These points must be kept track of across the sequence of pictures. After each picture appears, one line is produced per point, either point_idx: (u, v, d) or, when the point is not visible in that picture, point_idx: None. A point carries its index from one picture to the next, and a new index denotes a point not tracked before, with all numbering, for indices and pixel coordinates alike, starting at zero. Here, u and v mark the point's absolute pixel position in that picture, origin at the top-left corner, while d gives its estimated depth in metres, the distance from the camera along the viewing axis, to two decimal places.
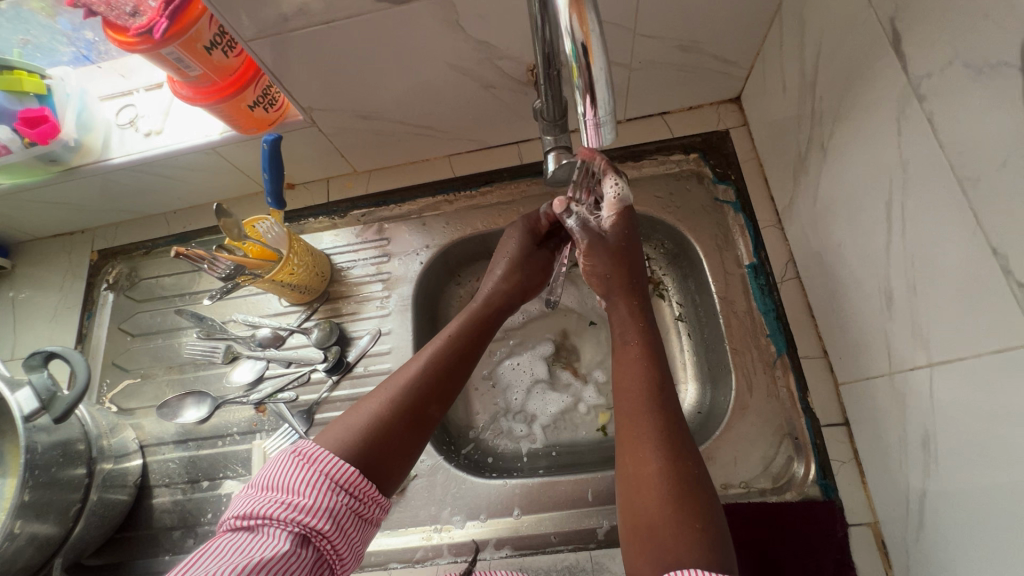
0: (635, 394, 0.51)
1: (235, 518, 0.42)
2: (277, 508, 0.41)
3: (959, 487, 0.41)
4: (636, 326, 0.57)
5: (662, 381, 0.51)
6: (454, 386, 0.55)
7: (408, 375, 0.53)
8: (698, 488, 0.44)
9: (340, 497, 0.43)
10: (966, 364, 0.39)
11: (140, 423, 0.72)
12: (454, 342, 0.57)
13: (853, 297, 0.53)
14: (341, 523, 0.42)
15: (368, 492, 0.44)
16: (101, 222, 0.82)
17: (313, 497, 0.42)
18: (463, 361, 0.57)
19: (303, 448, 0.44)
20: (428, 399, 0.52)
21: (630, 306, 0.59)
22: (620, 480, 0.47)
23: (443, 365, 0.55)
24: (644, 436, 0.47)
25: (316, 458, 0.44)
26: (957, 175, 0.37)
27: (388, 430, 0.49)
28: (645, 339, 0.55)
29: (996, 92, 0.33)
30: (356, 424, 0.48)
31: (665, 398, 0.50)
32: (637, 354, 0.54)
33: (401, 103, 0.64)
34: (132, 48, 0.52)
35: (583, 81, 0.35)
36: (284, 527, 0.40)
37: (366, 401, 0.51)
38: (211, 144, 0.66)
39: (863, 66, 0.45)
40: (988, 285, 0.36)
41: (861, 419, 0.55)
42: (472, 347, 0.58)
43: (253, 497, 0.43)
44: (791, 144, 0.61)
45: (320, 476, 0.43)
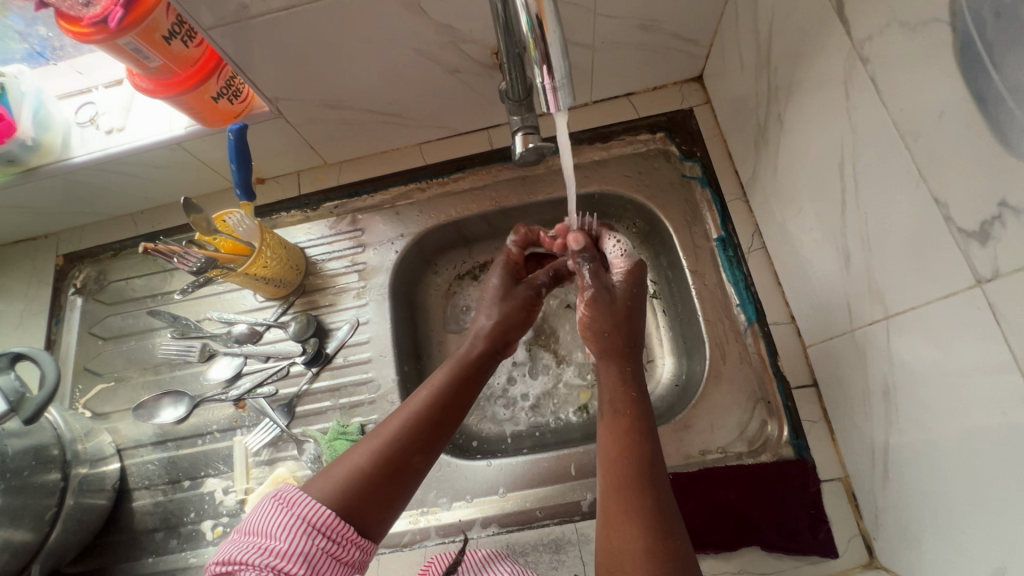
0: (626, 470, 0.50)
1: (215, 565, 0.42)
2: (253, 553, 0.42)
3: (919, 432, 0.43)
4: (627, 395, 0.55)
5: (651, 460, 0.51)
6: (441, 435, 0.53)
7: (390, 427, 0.52)
8: (683, 569, 0.44)
9: (316, 540, 0.44)
10: (919, 313, 0.41)
11: (116, 427, 0.71)
12: (440, 391, 0.55)
13: (814, 261, 0.55)
14: (317, 566, 0.43)
15: (346, 534, 0.45)
16: (65, 226, 0.80)
17: (289, 542, 0.43)
18: (449, 411, 0.55)
19: (284, 493, 0.46)
20: (412, 448, 0.51)
21: (622, 370, 0.57)
22: (600, 548, 0.47)
23: (427, 421, 0.53)
24: (632, 514, 0.47)
25: (295, 502, 0.45)
26: (900, 130, 0.39)
27: (370, 482, 0.48)
28: (637, 412, 0.54)
29: (931, 50, 0.35)
30: (339, 474, 0.48)
31: (655, 477, 0.49)
32: (629, 430, 0.53)
33: (368, 90, 0.64)
34: (88, 38, 0.51)
35: (539, 53, 0.36)
36: (259, 571, 0.41)
37: (351, 451, 0.51)
38: (175, 138, 0.65)
39: (812, 35, 0.47)
40: (934, 235, 0.38)
41: (828, 378, 0.57)
42: (458, 399, 0.56)
43: (232, 546, 0.43)
44: (751, 118, 0.63)
45: (297, 520, 0.44)
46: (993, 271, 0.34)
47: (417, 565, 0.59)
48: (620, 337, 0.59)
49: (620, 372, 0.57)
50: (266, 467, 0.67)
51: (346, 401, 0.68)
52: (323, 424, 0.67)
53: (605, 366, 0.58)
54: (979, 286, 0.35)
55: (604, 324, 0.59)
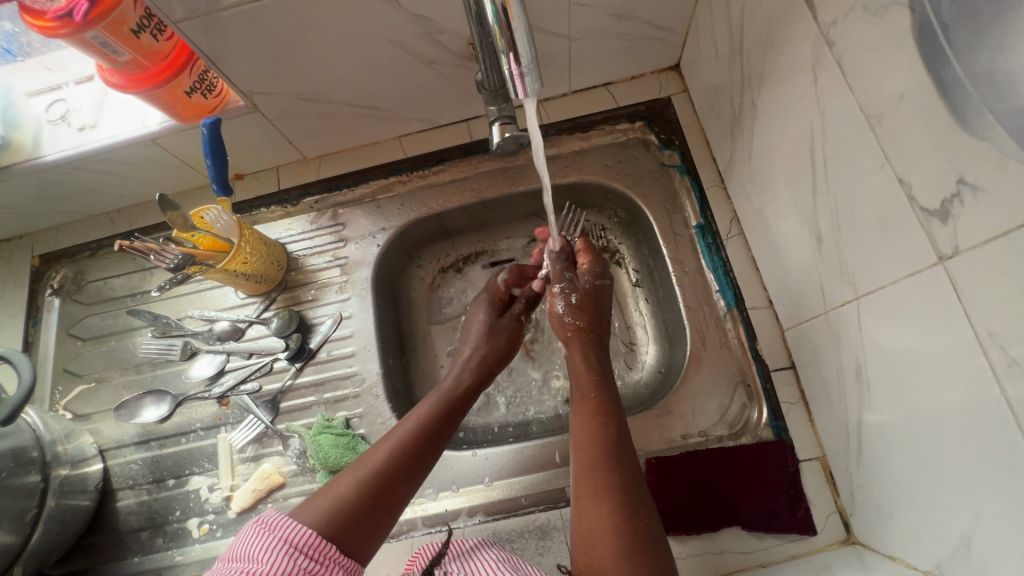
0: (593, 452, 0.53)
1: None
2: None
3: (890, 408, 0.44)
4: (591, 380, 0.59)
5: (618, 440, 0.54)
6: (424, 467, 0.54)
7: (375, 458, 0.52)
8: (650, 546, 0.47)
9: (298, 560, 0.43)
10: (886, 293, 0.42)
11: (98, 428, 0.70)
12: (425, 422, 0.56)
13: (789, 246, 0.56)
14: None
15: (329, 553, 0.44)
16: (40, 226, 0.79)
17: (271, 563, 0.42)
18: (433, 441, 0.55)
19: (268, 518, 0.46)
20: (397, 478, 0.51)
21: (583, 350, 0.62)
22: (576, 536, 0.51)
23: (413, 445, 0.54)
24: (600, 493, 0.50)
25: (278, 525, 0.45)
26: (866, 113, 0.39)
27: (354, 512, 0.48)
28: (603, 395, 0.58)
29: (893, 32, 0.35)
30: (327, 504, 0.48)
31: (622, 456, 0.53)
32: (595, 412, 0.56)
33: (344, 82, 0.64)
34: (53, 33, 0.51)
35: (506, 42, 0.36)
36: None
37: (335, 482, 0.50)
38: (149, 135, 0.64)
39: (781, 21, 0.47)
40: (899, 215, 0.38)
41: (805, 360, 0.58)
42: (442, 426, 0.57)
43: (213, 574, 0.42)
44: (727, 105, 0.63)
45: (278, 541, 0.43)
46: (953, 248, 0.35)
47: (404, 556, 0.60)
48: (582, 322, 0.63)
49: (580, 350, 0.62)
50: (251, 463, 0.67)
51: (331, 396, 0.68)
52: (308, 419, 0.67)
53: (569, 349, 0.63)
54: (941, 263, 0.36)
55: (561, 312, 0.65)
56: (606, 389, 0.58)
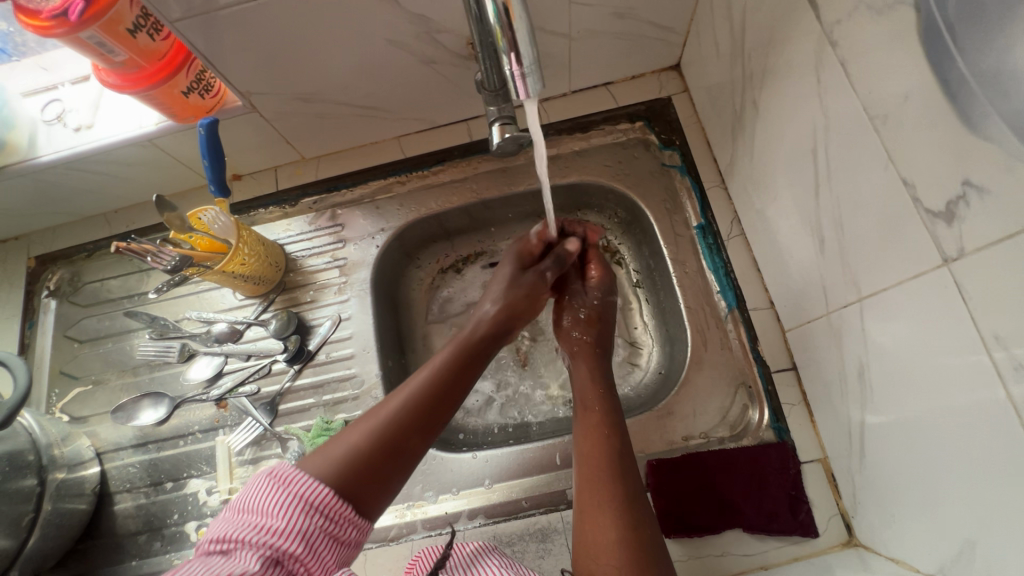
0: (596, 464, 0.53)
1: (208, 543, 0.40)
2: (249, 531, 0.41)
3: (893, 410, 0.44)
4: (596, 390, 0.60)
5: (621, 453, 0.54)
6: (440, 419, 0.52)
7: (389, 408, 0.51)
8: (653, 559, 0.47)
9: (314, 518, 0.42)
10: (890, 295, 0.41)
11: (95, 430, 0.70)
12: (442, 371, 0.55)
13: (791, 247, 0.56)
14: (315, 545, 0.42)
15: (344, 512, 0.44)
16: (36, 227, 0.78)
17: (287, 520, 0.41)
18: (450, 393, 0.53)
19: (280, 470, 0.44)
20: (411, 430, 0.50)
21: (588, 363, 0.63)
22: (578, 546, 0.50)
23: (429, 395, 0.52)
24: (603, 506, 0.50)
25: (292, 480, 0.43)
26: (870, 113, 0.39)
27: (366, 465, 0.47)
28: (605, 405, 0.58)
29: (898, 32, 0.35)
30: (338, 454, 0.47)
31: (627, 469, 0.53)
32: (598, 423, 0.56)
33: (343, 82, 0.63)
34: (48, 32, 0.50)
35: (507, 42, 0.36)
36: (255, 549, 0.40)
37: (347, 432, 0.49)
38: (146, 135, 0.63)
39: (783, 20, 0.47)
40: (904, 216, 0.38)
41: (806, 361, 0.58)
42: (459, 377, 0.55)
43: (226, 523, 0.42)
44: (728, 105, 0.63)
45: (293, 497, 0.42)
46: (958, 250, 0.34)
47: (404, 559, 0.59)
48: (588, 337, 0.66)
49: (585, 363, 0.63)
50: (249, 466, 0.66)
51: (330, 398, 0.68)
52: (307, 421, 0.67)
53: (576, 362, 0.64)
54: (946, 265, 0.35)
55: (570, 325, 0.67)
56: (610, 400, 0.58)
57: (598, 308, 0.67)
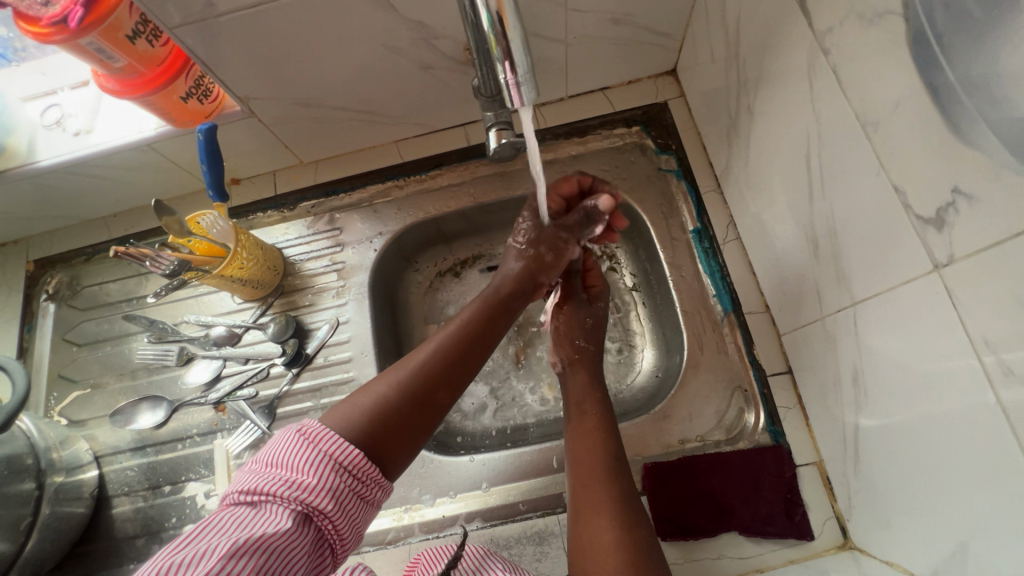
0: (592, 466, 0.54)
1: (239, 493, 0.42)
2: (278, 485, 0.41)
3: (886, 414, 0.45)
4: (593, 396, 0.61)
5: (615, 457, 0.55)
6: (466, 372, 0.54)
7: (416, 359, 0.52)
8: (649, 559, 0.47)
9: (343, 477, 0.43)
10: (883, 299, 0.42)
11: (93, 434, 0.70)
12: (467, 328, 0.56)
13: (786, 251, 0.56)
14: (343, 503, 0.43)
15: (372, 473, 0.45)
16: (35, 231, 0.78)
17: (316, 477, 0.42)
18: (475, 346, 0.55)
19: (309, 429, 0.44)
20: (438, 383, 0.51)
21: (587, 374, 0.64)
22: (575, 549, 0.50)
23: (455, 350, 0.54)
24: (599, 508, 0.51)
25: (321, 439, 0.44)
26: (861, 120, 0.40)
27: (394, 414, 0.48)
28: (599, 410, 0.59)
29: (888, 40, 0.35)
30: (366, 403, 0.48)
31: (620, 472, 0.54)
32: (593, 426, 0.57)
33: (340, 88, 0.64)
34: (48, 39, 0.50)
35: (501, 50, 0.36)
36: (286, 504, 0.41)
37: (374, 382, 0.50)
38: (145, 140, 0.64)
39: (777, 27, 0.47)
40: (896, 221, 0.38)
41: (801, 365, 0.58)
42: (484, 335, 0.56)
43: (257, 473, 0.43)
44: (723, 110, 0.63)
45: (323, 456, 0.43)
46: (948, 256, 0.35)
47: (402, 562, 0.60)
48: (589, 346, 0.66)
49: (584, 374, 0.64)
50: None
51: (328, 401, 0.68)
52: (305, 425, 0.67)
53: (573, 370, 0.65)
54: (937, 271, 0.36)
55: (572, 331, 0.67)
56: (605, 406, 0.59)
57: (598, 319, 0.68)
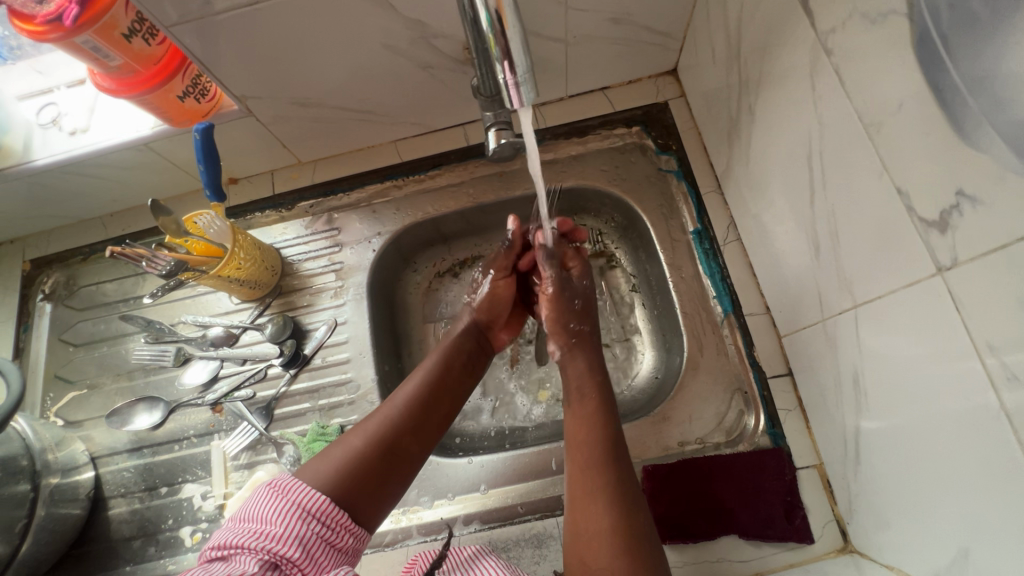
0: (591, 451, 0.53)
1: (209, 550, 0.42)
2: (248, 537, 0.42)
3: (887, 417, 0.44)
4: (593, 378, 0.60)
5: (613, 440, 0.54)
6: (432, 421, 0.56)
7: (382, 412, 0.55)
8: (646, 548, 0.47)
9: (311, 524, 0.44)
10: (884, 302, 0.42)
11: (90, 435, 0.70)
12: (434, 375, 0.59)
13: (787, 252, 0.56)
14: (312, 551, 0.43)
15: (340, 520, 0.46)
16: (32, 230, 0.78)
17: (285, 526, 0.43)
18: (438, 395, 0.58)
19: (280, 482, 0.46)
20: (404, 432, 0.54)
21: (588, 358, 0.63)
22: (570, 535, 0.50)
23: (423, 398, 0.56)
24: (597, 494, 0.50)
25: (290, 489, 0.46)
26: (863, 121, 0.39)
27: (365, 465, 0.50)
28: (600, 395, 0.58)
29: (892, 40, 0.35)
30: (337, 457, 0.50)
31: (618, 453, 0.53)
32: (591, 412, 0.57)
33: (339, 87, 0.63)
34: (43, 37, 0.50)
35: (501, 49, 0.36)
36: (255, 554, 0.41)
37: (347, 437, 0.53)
38: (142, 139, 0.63)
39: (779, 27, 0.47)
40: (899, 224, 0.38)
41: (802, 367, 0.58)
42: (449, 381, 0.60)
43: (229, 531, 0.44)
44: (724, 111, 0.63)
45: (292, 505, 0.44)
46: (952, 260, 0.34)
47: (399, 564, 0.59)
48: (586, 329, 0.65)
49: (586, 358, 0.62)
50: (244, 471, 0.66)
51: (326, 403, 0.68)
52: (302, 426, 0.67)
53: (573, 354, 0.63)
54: (940, 274, 0.36)
55: (564, 316, 0.66)
56: (605, 389, 0.59)
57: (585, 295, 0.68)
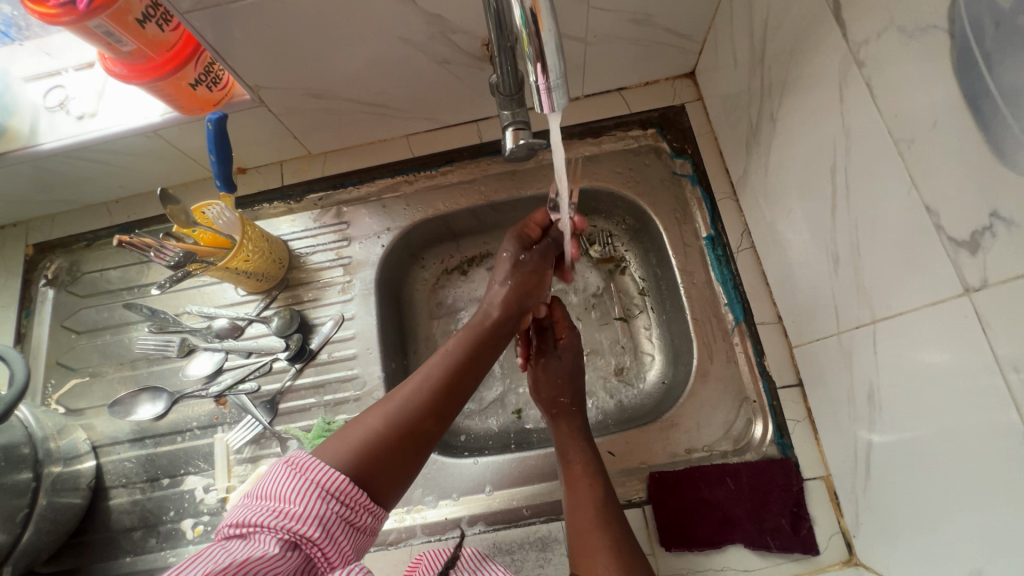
0: (587, 512, 0.54)
1: (228, 527, 0.41)
2: (267, 515, 0.41)
3: (901, 433, 0.44)
4: (575, 443, 0.59)
5: (605, 501, 0.55)
6: (453, 402, 0.54)
7: (404, 394, 0.52)
8: None
9: (330, 504, 0.43)
10: (905, 319, 0.41)
11: (92, 424, 0.69)
12: (456, 359, 0.57)
13: (803, 264, 0.55)
14: (332, 530, 0.42)
15: (359, 499, 0.45)
16: (35, 214, 0.77)
17: (303, 505, 0.42)
18: (463, 377, 0.56)
19: (297, 459, 0.45)
20: (426, 414, 0.52)
21: (570, 425, 0.62)
22: None
23: (443, 382, 0.54)
24: (599, 552, 0.51)
25: (308, 468, 0.44)
26: (894, 136, 0.39)
27: (384, 447, 0.49)
28: (585, 458, 0.58)
29: (928, 56, 0.34)
30: (357, 437, 0.49)
31: (614, 515, 0.54)
32: (581, 476, 0.56)
33: (354, 80, 0.62)
34: (55, 20, 0.49)
35: (534, 49, 0.35)
36: (274, 533, 0.40)
37: (366, 417, 0.51)
38: (151, 126, 0.62)
39: (807, 36, 0.46)
40: (926, 242, 0.38)
41: (814, 379, 0.57)
42: (473, 365, 0.57)
43: (246, 507, 0.43)
44: (743, 116, 0.62)
45: (310, 484, 0.43)
46: (982, 281, 0.34)
47: (403, 563, 0.59)
48: (567, 400, 0.64)
49: (567, 425, 0.62)
50: (248, 464, 0.66)
51: (332, 398, 0.67)
52: (308, 422, 0.66)
53: (554, 423, 0.63)
54: (967, 294, 0.35)
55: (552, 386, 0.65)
56: (590, 453, 0.58)
57: (570, 369, 0.66)
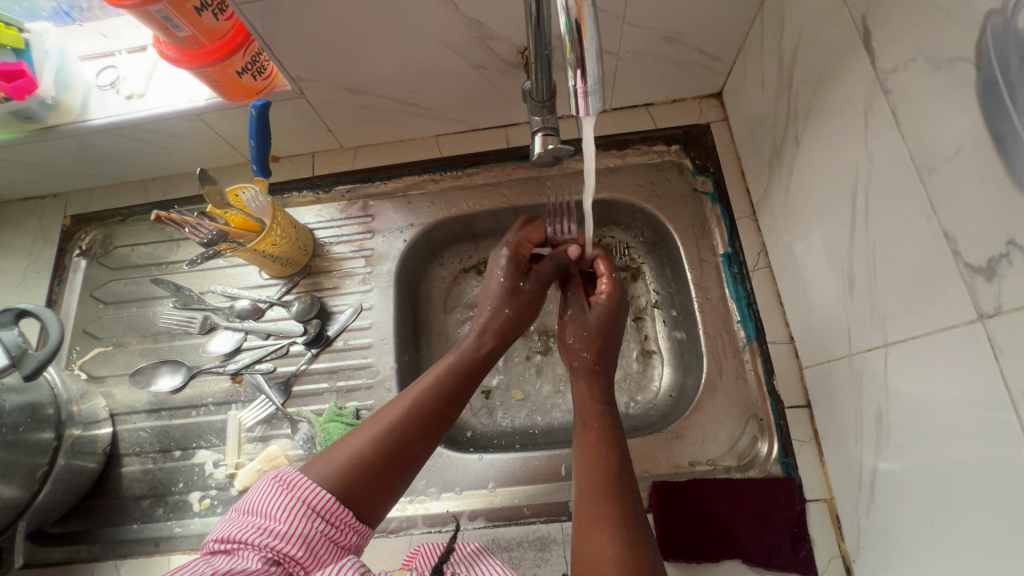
0: (598, 474, 0.52)
1: (214, 542, 0.44)
2: (252, 533, 0.43)
3: (906, 456, 0.44)
4: (598, 406, 0.58)
5: (620, 467, 0.53)
6: (442, 424, 0.55)
7: (391, 416, 0.53)
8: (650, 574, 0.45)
9: (315, 523, 0.45)
10: (918, 342, 0.42)
11: (111, 392, 0.71)
12: (445, 384, 0.56)
13: (817, 285, 0.56)
14: (315, 549, 0.44)
15: (345, 518, 0.47)
16: (75, 187, 0.80)
17: (288, 524, 0.44)
18: (450, 405, 0.55)
19: (286, 476, 0.47)
20: (413, 439, 0.52)
21: (590, 383, 0.61)
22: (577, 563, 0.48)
23: (430, 405, 0.54)
24: (605, 520, 0.49)
25: (296, 485, 0.46)
26: (916, 163, 0.40)
27: (370, 467, 0.50)
28: (607, 422, 0.57)
29: (953, 86, 0.36)
30: (342, 458, 0.50)
31: (626, 483, 0.52)
32: (599, 439, 0.55)
33: (391, 79, 0.65)
34: (119, 3, 0.51)
35: (575, 56, 0.36)
36: (258, 550, 0.42)
37: (354, 435, 0.52)
38: (195, 109, 0.65)
39: (835, 61, 0.48)
40: (942, 268, 0.38)
41: (822, 401, 0.58)
42: (460, 390, 0.57)
43: (232, 523, 0.45)
44: (767, 138, 0.64)
45: (297, 502, 0.45)
46: (995, 307, 0.35)
47: (401, 552, 0.60)
48: (589, 355, 0.62)
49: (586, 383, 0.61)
50: (258, 443, 0.67)
51: (344, 385, 0.69)
52: (319, 406, 0.68)
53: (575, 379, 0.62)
54: (980, 320, 0.36)
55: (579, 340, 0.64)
56: (610, 416, 0.57)
57: (601, 321, 0.64)
